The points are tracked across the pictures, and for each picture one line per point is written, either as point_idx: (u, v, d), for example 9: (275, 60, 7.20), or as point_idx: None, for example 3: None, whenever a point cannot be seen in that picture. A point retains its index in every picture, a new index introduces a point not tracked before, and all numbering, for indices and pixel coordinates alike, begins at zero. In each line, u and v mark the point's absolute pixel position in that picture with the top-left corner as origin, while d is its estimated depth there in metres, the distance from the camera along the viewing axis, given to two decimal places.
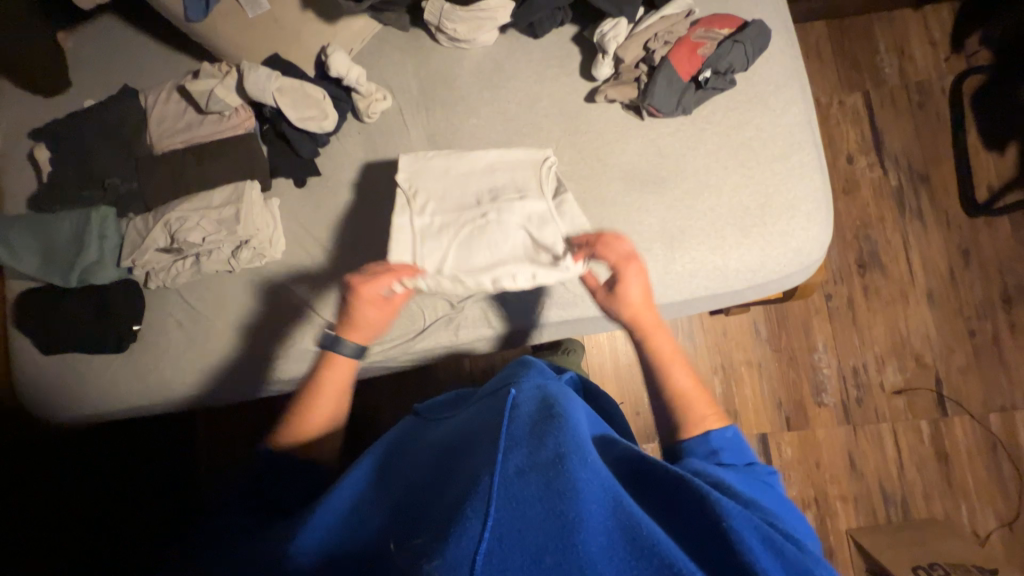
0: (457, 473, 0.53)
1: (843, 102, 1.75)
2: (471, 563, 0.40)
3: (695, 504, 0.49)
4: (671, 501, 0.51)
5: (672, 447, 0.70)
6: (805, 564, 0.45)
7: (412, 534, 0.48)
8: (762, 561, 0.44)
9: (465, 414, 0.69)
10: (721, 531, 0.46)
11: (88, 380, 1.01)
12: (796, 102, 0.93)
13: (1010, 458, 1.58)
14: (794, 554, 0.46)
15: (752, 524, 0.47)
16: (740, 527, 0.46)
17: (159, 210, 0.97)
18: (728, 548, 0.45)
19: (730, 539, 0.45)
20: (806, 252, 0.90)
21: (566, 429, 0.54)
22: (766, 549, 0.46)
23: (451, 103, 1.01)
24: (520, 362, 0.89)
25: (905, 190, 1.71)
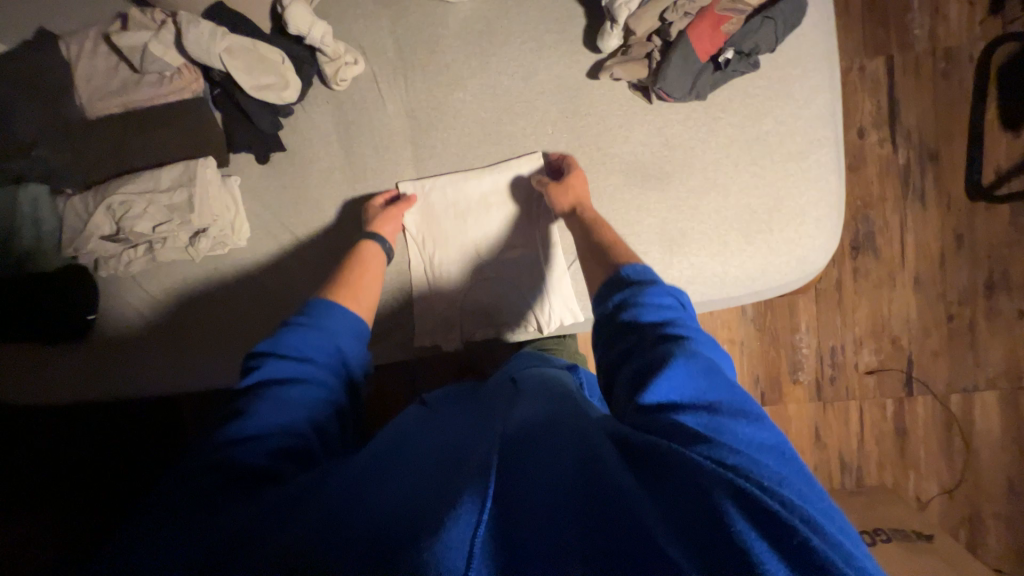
0: (451, 461, 0.49)
1: (864, 67, 1.61)
2: (465, 555, 0.36)
3: (678, 471, 0.40)
4: (646, 459, 0.42)
5: (610, 279, 0.63)
6: (798, 529, 0.35)
7: (385, 508, 0.44)
8: (747, 533, 0.35)
9: (471, 404, 0.65)
10: (702, 498, 0.37)
11: (48, 371, 0.95)
12: (822, 90, 0.83)
13: (961, 434, 1.68)
14: (786, 519, 0.35)
15: (730, 482, 0.38)
16: (714, 488, 0.38)
17: (97, 190, 0.85)
18: (709, 512, 0.37)
19: (714, 506, 0.37)
20: (809, 262, 0.86)
21: (574, 413, 0.51)
22: (747, 511, 0.36)
23: (433, 72, 0.88)
24: (525, 353, 0.82)
25: (912, 169, 1.63)
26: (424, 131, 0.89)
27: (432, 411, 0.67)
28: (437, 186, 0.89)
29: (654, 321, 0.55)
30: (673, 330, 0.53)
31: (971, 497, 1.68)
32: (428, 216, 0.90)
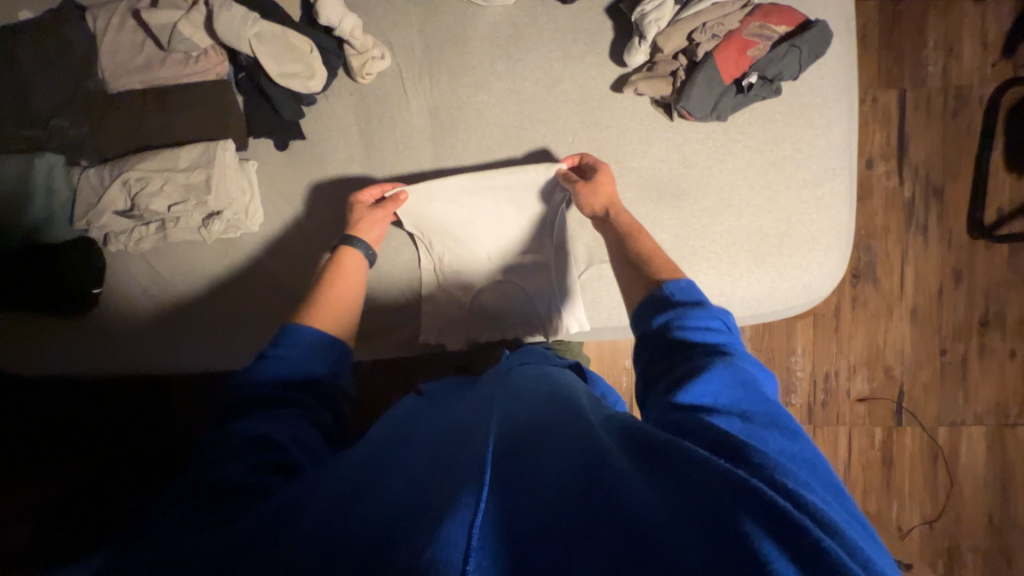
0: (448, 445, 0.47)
1: (876, 99, 1.64)
2: (462, 549, 0.34)
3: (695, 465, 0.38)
4: (664, 460, 0.40)
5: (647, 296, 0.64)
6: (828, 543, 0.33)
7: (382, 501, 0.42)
8: (776, 543, 0.33)
9: (470, 396, 0.64)
10: (724, 501, 0.35)
11: (47, 342, 0.94)
12: (840, 121, 0.84)
13: (946, 467, 1.70)
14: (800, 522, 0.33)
15: (755, 487, 0.36)
16: (738, 492, 0.36)
17: (115, 165, 0.85)
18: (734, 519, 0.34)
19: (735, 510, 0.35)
20: (815, 287, 0.87)
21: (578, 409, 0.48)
22: (771, 516, 0.34)
23: (458, 72, 0.88)
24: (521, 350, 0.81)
25: (917, 202, 1.66)
26: (445, 131, 0.89)
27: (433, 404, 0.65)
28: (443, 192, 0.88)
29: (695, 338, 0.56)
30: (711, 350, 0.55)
31: (951, 530, 1.70)
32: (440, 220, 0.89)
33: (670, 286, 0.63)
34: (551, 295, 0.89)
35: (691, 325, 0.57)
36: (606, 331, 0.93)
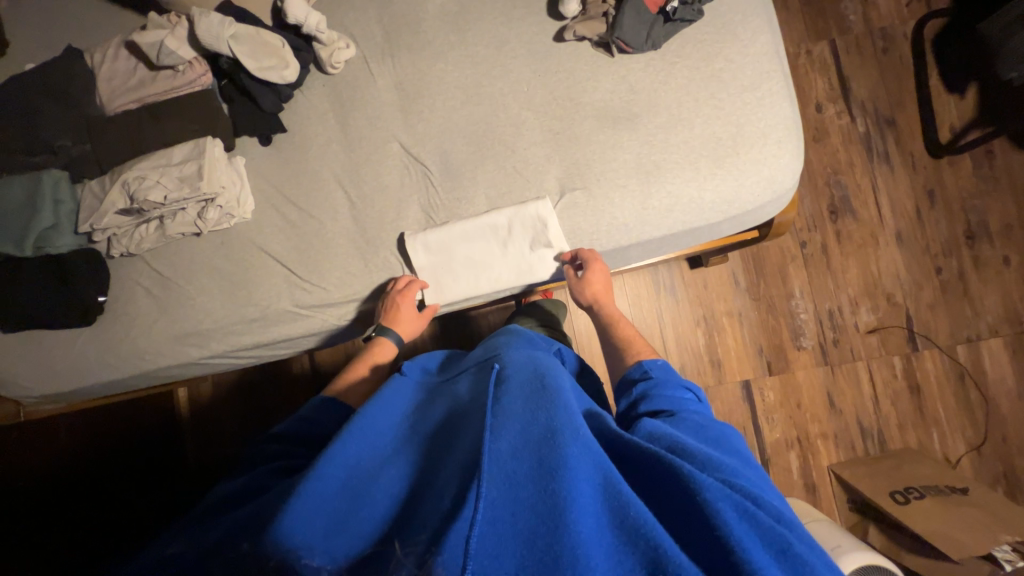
0: (450, 459, 0.55)
1: (810, 51, 1.77)
2: (463, 552, 0.41)
3: (678, 480, 0.50)
4: (660, 478, 0.51)
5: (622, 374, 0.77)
6: (787, 541, 0.46)
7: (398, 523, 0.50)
8: (746, 540, 0.45)
9: (452, 389, 0.72)
10: (708, 509, 0.47)
11: (54, 354, 0.96)
12: (763, 30, 0.93)
13: (977, 385, 1.66)
14: (778, 532, 0.46)
15: (735, 501, 0.48)
16: (720, 503, 0.47)
17: (114, 172, 0.92)
18: (713, 526, 0.46)
19: (716, 517, 0.46)
20: (778, 179, 0.91)
21: (558, 405, 0.55)
22: (747, 525, 0.47)
23: (417, 49, 0.98)
24: (509, 331, 0.92)
25: (872, 135, 1.74)
26: (412, 101, 0.98)
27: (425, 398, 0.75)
28: (445, 247, 0.94)
29: (666, 391, 0.69)
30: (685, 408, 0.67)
31: (1001, 451, 1.62)
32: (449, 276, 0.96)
33: (646, 364, 0.75)
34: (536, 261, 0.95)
35: (660, 382, 0.71)
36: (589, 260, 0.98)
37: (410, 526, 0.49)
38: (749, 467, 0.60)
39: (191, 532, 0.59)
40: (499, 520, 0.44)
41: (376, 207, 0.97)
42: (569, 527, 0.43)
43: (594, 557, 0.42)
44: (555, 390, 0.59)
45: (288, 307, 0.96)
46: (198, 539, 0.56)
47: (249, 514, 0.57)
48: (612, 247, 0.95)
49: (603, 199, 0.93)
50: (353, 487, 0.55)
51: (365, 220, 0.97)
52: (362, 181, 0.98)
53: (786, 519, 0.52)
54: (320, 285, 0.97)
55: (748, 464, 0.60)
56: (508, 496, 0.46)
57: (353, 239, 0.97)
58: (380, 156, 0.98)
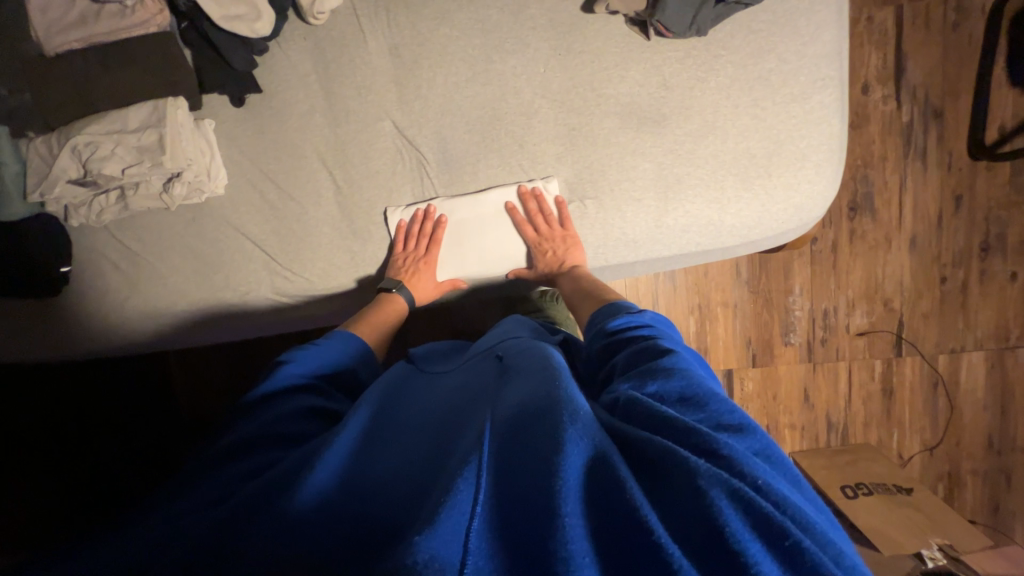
0: (453, 445, 0.52)
1: (872, 18, 1.54)
2: (462, 543, 0.39)
3: (672, 465, 0.44)
4: (652, 465, 0.46)
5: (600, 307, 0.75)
6: (791, 533, 0.40)
7: (395, 504, 0.48)
8: (740, 534, 0.39)
9: (458, 374, 0.71)
10: (699, 500, 0.41)
11: (24, 327, 0.91)
12: (829, 25, 0.79)
13: (947, 393, 1.71)
14: (779, 522, 0.40)
15: (726, 485, 0.42)
16: (711, 489, 0.42)
17: (62, 131, 0.80)
18: (704, 519, 0.40)
19: (709, 509, 0.41)
20: (807, 208, 0.84)
21: (563, 385, 0.53)
22: (742, 515, 0.40)
23: (417, 4, 0.82)
24: (512, 319, 0.86)
25: (915, 128, 1.59)
26: (409, 71, 0.84)
27: (427, 382, 0.73)
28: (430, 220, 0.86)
29: (630, 338, 0.66)
30: (657, 345, 0.62)
31: (951, 454, 1.72)
32: (478, 216, 0.87)
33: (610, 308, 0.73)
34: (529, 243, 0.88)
35: (625, 330, 0.68)
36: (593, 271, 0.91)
37: (413, 509, 0.46)
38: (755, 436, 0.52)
39: (161, 503, 0.56)
40: (503, 517, 0.42)
41: (365, 192, 0.88)
42: (562, 520, 0.39)
43: (583, 551, 0.39)
44: (559, 374, 0.57)
45: (269, 295, 0.91)
46: (173, 508, 0.52)
47: (221, 486, 0.53)
48: (616, 263, 0.89)
49: (614, 211, 0.85)
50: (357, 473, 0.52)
51: (352, 208, 0.88)
52: (348, 161, 0.87)
53: (805, 511, 0.44)
54: (302, 274, 0.90)
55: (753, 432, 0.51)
56: (509, 487, 0.44)
57: (337, 228, 0.89)
58: (371, 136, 0.86)
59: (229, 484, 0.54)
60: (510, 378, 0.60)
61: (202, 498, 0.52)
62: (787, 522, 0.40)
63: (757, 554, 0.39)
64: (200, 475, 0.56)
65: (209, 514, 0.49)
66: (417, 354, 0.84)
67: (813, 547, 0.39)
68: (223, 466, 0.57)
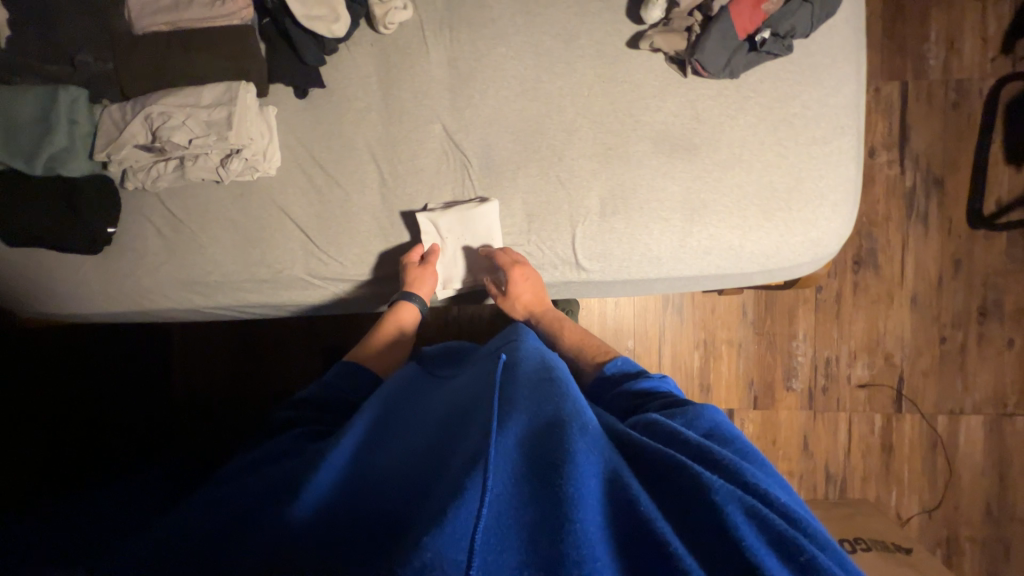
0: (456, 448, 0.53)
1: (879, 90, 1.67)
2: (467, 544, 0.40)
3: (688, 482, 0.47)
4: (665, 481, 0.49)
5: (597, 378, 0.79)
6: (803, 547, 0.42)
7: (401, 513, 0.49)
8: (754, 545, 0.42)
9: (464, 378, 0.73)
10: (715, 513, 0.44)
11: (59, 280, 0.94)
12: (849, 81, 0.88)
13: (946, 454, 1.71)
14: (792, 537, 0.43)
15: (741, 500, 0.45)
16: (727, 504, 0.44)
17: (137, 101, 0.86)
18: (722, 531, 0.43)
19: (726, 522, 0.43)
20: (823, 243, 0.89)
21: (566, 397, 0.55)
22: (755, 528, 0.43)
23: (479, 25, 0.91)
24: (515, 326, 0.86)
25: (917, 193, 1.68)
26: (463, 82, 0.91)
27: (433, 389, 0.75)
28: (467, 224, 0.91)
29: (650, 389, 0.72)
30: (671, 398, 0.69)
31: (950, 519, 1.70)
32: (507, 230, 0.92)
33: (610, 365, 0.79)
34: (554, 254, 0.91)
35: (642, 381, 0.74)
36: (614, 285, 0.94)
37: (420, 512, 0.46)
38: (763, 466, 0.57)
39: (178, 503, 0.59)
40: (505, 514, 0.43)
41: (409, 187, 0.93)
42: (574, 524, 0.41)
43: (600, 554, 0.40)
44: (561, 386, 0.58)
45: (301, 276, 0.94)
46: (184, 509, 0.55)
47: (237, 498, 0.55)
48: (638, 279, 0.92)
49: (642, 228, 0.89)
50: (364, 485, 0.54)
51: (394, 200, 0.93)
52: (396, 158, 0.93)
53: (811, 524, 0.48)
54: (337, 259, 0.94)
55: (766, 468, 0.58)
56: (516, 487, 0.45)
57: (377, 216, 0.93)
58: (422, 137, 0.92)
59: (240, 494, 0.56)
60: (507, 379, 0.61)
61: (215, 502, 0.55)
62: (800, 538, 0.43)
63: (772, 565, 0.41)
64: (219, 489, 0.58)
65: (229, 524, 0.51)
66: (426, 358, 0.87)
67: (824, 560, 0.42)
68: (236, 484, 0.59)
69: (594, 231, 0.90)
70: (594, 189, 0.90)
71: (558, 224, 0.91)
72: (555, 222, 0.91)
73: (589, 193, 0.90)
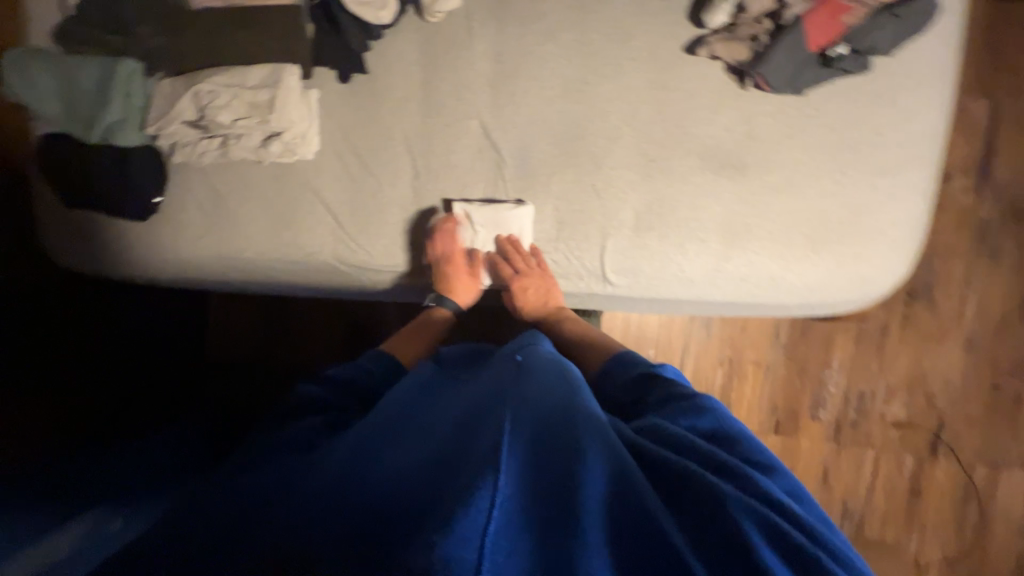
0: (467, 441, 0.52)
1: (965, 108, 1.51)
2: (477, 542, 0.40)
3: (700, 489, 0.47)
4: (674, 485, 0.48)
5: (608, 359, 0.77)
6: (813, 557, 0.42)
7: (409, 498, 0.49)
8: (766, 555, 0.41)
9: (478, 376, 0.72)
10: (727, 520, 0.43)
11: (108, 242, 0.99)
12: (930, 108, 0.79)
13: (979, 507, 1.60)
14: (803, 549, 0.43)
15: (752, 511, 0.45)
16: (738, 514, 0.44)
17: (188, 77, 0.88)
18: (734, 538, 0.42)
19: (739, 531, 0.43)
20: (873, 282, 0.83)
21: (578, 402, 0.54)
22: (767, 538, 0.43)
23: (529, 19, 0.87)
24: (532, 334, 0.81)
25: (992, 225, 1.53)
26: (506, 79, 0.88)
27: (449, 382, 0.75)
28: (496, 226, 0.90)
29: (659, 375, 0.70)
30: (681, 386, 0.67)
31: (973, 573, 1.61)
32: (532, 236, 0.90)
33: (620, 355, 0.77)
34: (581, 265, 0.89)
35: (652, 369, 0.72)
36: (640, 302, 0.91)
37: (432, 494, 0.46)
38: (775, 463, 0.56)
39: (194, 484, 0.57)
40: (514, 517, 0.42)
41: (442, 183, 0.92)
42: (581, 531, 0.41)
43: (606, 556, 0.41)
44: (574, 390, 0.57)
45: (330, 261, 0.96)
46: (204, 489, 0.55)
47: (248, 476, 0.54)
48: (666, 299, 0.88)
49: (677, 247, 0.85)
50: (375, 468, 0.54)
51: (425, 194, 0.93)
52: (431, 152, 0.92)
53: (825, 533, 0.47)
54: (366, 248, 0.95)
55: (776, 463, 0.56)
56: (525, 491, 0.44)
57: (408, 209, 0.93)
58: (459, 132, 0.91)
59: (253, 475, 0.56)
60: (526, 375, 0.61)
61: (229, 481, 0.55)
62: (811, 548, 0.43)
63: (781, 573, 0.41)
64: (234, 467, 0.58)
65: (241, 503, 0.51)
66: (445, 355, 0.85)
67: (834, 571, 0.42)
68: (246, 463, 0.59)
69: (625, 245, 0.87)
70: (631, 202, 0.86)
71: (589, 235, 0.88)
72: (585, 233, 0.88)
73: (625, 206, 0.86)
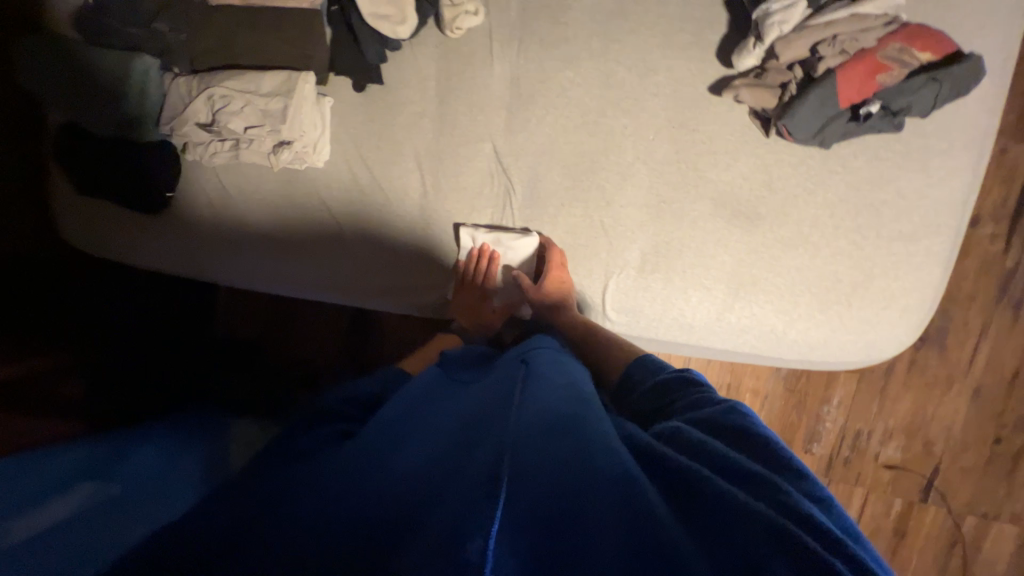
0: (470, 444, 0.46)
1: (1006, 151, 1.43)
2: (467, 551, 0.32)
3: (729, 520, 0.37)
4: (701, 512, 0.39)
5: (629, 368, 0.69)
6: None
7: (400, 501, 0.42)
8: None
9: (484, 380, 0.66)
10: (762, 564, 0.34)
11: (119, 229, 0.99)
12: (960, 173, 0.76)
13: (964, 556, 1.60)
14: None
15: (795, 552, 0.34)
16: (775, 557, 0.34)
17: (202, 78, 0.88)
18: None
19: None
20: (878, 347, 0.81)
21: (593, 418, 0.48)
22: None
23: (551, 43, 0.84)
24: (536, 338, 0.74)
25: (1016, 276, 1.47)
26: (521, 102, 0.86)
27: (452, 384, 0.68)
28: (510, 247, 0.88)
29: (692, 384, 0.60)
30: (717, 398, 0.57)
31: None
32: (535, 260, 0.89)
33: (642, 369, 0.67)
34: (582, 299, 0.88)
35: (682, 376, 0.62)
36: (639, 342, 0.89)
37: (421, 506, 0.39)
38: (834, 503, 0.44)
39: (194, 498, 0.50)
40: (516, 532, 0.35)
41: (449, 202, 0.91)
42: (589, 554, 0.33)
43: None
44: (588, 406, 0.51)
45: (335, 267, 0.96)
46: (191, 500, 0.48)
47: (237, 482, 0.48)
48: (665, 341, 0.87)
49: (680, 291, 0.84)
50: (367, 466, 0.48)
51: (432, 212, 0.92)
52: (440, 170, 0.91)
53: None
54: (370, 259, 0.95)
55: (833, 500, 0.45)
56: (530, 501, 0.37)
57: (414, 225, 0.93)
58: (470, 153, 0.89)
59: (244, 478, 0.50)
60: (532, 385, 0.55)
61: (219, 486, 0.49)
62: None
63: None
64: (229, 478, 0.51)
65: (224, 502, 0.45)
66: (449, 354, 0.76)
67: None
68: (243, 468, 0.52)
69: (628, 285, 0.86)
70: (638, 242, 0.84)
71: (592, 271, 0.87)
72: (588, 269, 0.87)
73: (631, 245, 0.84)
